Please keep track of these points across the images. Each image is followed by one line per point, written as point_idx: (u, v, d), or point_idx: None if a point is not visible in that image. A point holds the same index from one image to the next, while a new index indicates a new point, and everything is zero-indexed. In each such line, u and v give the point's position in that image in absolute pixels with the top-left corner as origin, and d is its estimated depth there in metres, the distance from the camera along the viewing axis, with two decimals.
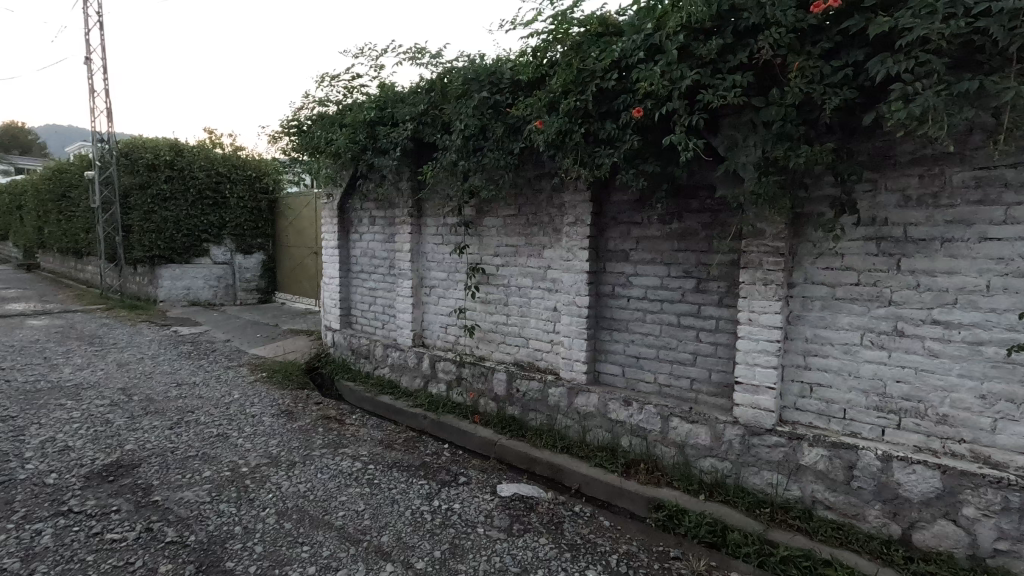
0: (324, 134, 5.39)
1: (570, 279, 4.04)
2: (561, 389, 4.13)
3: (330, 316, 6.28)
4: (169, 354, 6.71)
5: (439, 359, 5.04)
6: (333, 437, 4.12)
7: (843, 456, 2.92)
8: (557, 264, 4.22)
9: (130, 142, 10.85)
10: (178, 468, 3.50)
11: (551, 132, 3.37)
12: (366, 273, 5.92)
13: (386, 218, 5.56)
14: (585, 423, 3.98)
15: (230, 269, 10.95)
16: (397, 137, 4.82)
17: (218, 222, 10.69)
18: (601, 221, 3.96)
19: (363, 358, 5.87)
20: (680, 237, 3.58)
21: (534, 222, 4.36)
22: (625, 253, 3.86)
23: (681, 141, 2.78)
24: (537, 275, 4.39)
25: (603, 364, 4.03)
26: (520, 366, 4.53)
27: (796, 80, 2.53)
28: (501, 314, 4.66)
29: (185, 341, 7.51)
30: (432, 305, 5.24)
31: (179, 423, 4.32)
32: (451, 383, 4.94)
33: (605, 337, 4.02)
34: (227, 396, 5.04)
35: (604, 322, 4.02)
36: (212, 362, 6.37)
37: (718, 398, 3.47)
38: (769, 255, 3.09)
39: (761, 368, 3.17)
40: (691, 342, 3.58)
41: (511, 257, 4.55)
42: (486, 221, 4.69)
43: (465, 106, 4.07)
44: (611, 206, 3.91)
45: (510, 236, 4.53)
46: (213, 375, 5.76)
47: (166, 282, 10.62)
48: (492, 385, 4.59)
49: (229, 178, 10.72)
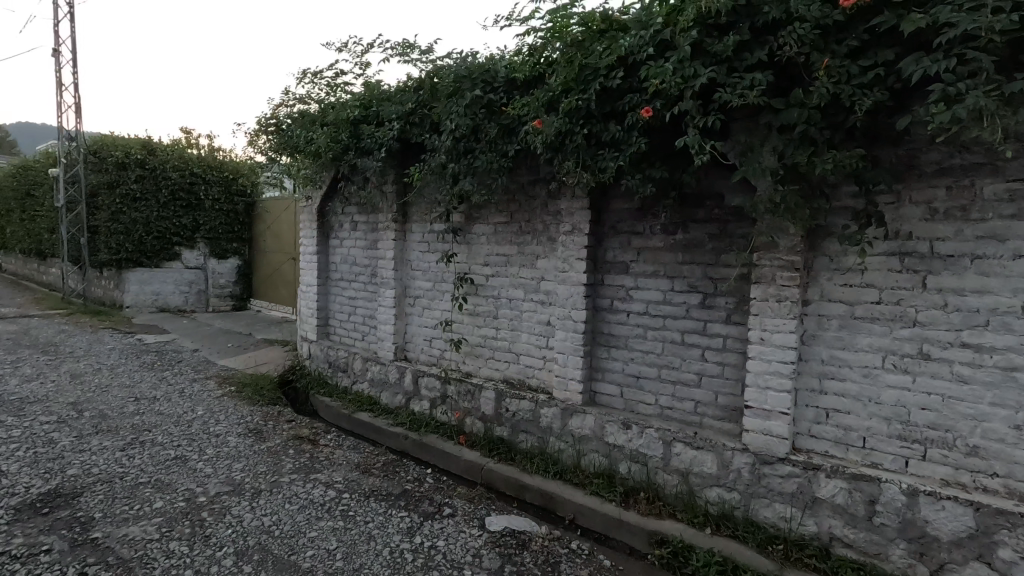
0: (304, 133, 5.08)
1: (566, 292, 3.78)
2: (554, 410, 3.85)
3: (307, 326, 5.92)
4: (130, 364, 6.25)
5: (423, 374, 4.72)
6: (305, 460, 3.76)
7: (864, 489, 2.69)
8: (552, 276, 3.96)
9: (100, 140, 10.34)
10: (126, 498, 3.11)
11: (550, 133, 3.12)
12: (346, 281, 5.59)
13: (369, 223, 5.25)
14: (580, 447, 3.71)
15: (203, 274, 10.46)
16: (383, 137, 4.53)
17: (191, 224, 10.20)
18: (599, 231, 3.71)
19: (341, 371, 5.51)
20: (685, 248, 3.35)
21: (527, 230, 4.10)
22: (625, 264, 3.62)
23: (694, 144, 2.55)
24: (529, 287, 4.12)
25: (600, 383, 3.76)
26: (510, 383, 4.24)
27: (822, 80, 2.32)
28: (490, 328, 4.38)
29: (150, 350, 7.04)
30: (416, 316, 4.92)
31: (133, 444, 3.91)
32: (435, 400, 4.62)
33: (601, 354, 3.76)
34: (190, 413, 4.62)
35: (601, 338, 3.76)
36: (177, 373, 5.93)
37: (725, 423, 3.23)
38: (783, 270, 2.87)
39: (774, 392, 2.93)
40: (695, 362, 3.33)
41: (502, 267, 4.28)
42: (476, 229, 4.42)
43: (456, 105, 3.80)
44: (611, 214, 3.67)
45: (502, 244, 4.26)
46: (176, 388, 5.33)
47: (134, 286, 10.08)
48: (480, 404, 4.29)
49: (204, 179, 10.27)
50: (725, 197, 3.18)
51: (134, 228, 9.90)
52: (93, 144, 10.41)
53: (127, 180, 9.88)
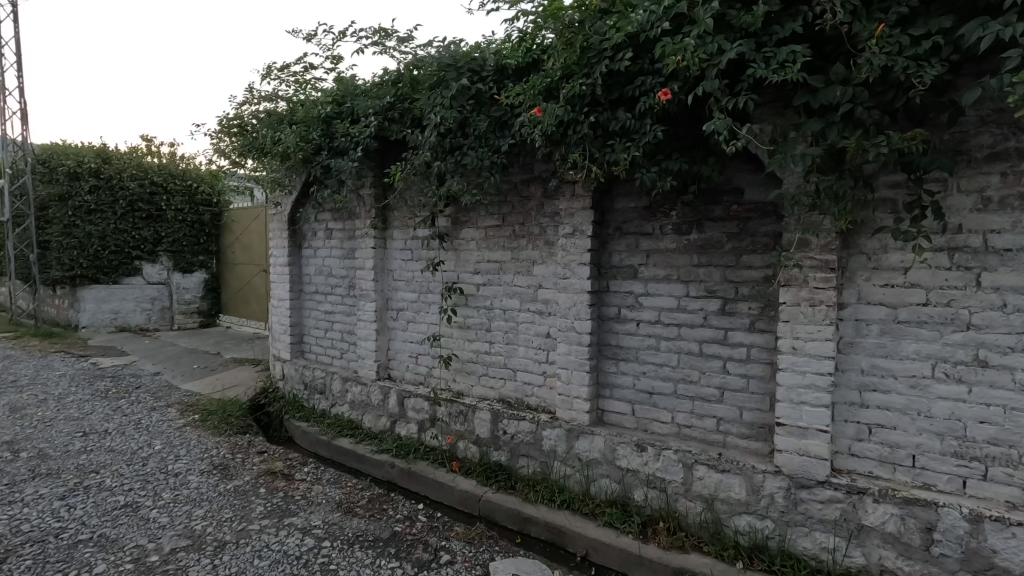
0: (271, 134, 4.62)
1: (568, 301, 3.42)
2: (558, 431, 3.49)
3: (279, 344, 5.43)
4: (81, 392, 5.64)
5: (409, 395, 4.30)
6: (278, 501, 3.30)
7: (919, 515, 2.39)
8: (550, 283, 3.61)
9: (49, 149, 9.61)
10: (61, 563, 2.61)
11: (550, 124, 2.77)
12: (321, 294, 5.13)
13: (345, 230, 4.82)
14: (588, 473, 3.36)
15: (166, 290, 9.81)
16: (359, 135, 4.11)
17: (152, 237, 9.55)
18: (602, 233, 3.38)
19: (318, 393, 5.05)
20: (700, 249, 3.03)
21: (521, 234, 3.74)
22: (633, 269, 3.28)
23: (723, 128, 2.24)
24: (525, 296, 3.76)
25: (608, 401, 3.41)
26: (506, 403, 3.86)
27: (869, 52, 2.02)
28: (483, 342, 3.99)
29: (105, 375, 6.42)
30: (400, 331, 4.50)
31: (75, 490, 3.38)
32: (424, 423, 4.21)
33: (608, 369, 3.41)
34: (145, 449, 4.09)
35: (608, 350, 3.41)
36: (134, 401, 5.36)
37: (752, 442, 2.90)
38: (816, 270, 2.57)
39: (809, 407, 2.61)
40: (716, 375, 3.01)
41: (494, 274, 3.91)
42: (465, 234, 4.04)
43: (441, 96, 3.42)
44: (615, 214, 3.34)
45: (493, 251, 3.89)
46: (132, 419, 4.78)
47: (90, 305, 9.36)
48: (474, 426, 3.90)
49: (166, 188, 9.63)
50: (744, 191, 2.88)
51: (88, 242, 9.18)
52: (42, 153, 9.66)
53: (80, 191, 9.17)
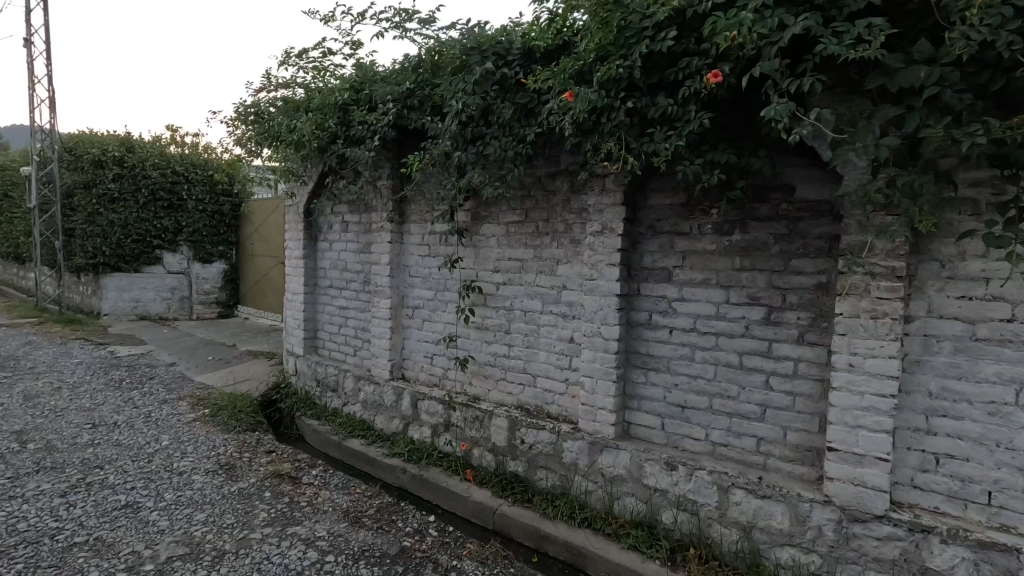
0: (287, 121, 4.45)
1: (594, 304, 3.18)
2: (580, 443, 3.26)
3: (292, 338, 5.30)
4: (96, 382, 5.59)
5: (423, 397, 4.11)
6: (283, 508, 3.13)
7: (997, 562, 2.10)
8: (575, 284, 3.37)
9: (75, 137, 9.69)
10: (53, 568, 2.47)
11: (582, 110, 2.52)
12: (336, 289, 4.97)
13: (361, 223, 4.65)
14: (612, 489, 3.12)
15: (186, 280, 9.84)
16: (377, 123, 3.91)
17: (173, 226, 9.56)
18: (633, 232, 3.12)
19: (330, 391, 4.90)
20: (743, 252, 2.76)
21: (545, 230, 3.51)
22: (667, 271, 3.02)
23: (784, 114, 1.96)
24: (547, 297, 3.52)
25: (635, 413, 3.15)
26: (525, 410, 3.64)
27: (963, 26, 1.72)
28: (501, 344, 3.78)
29: (121, 365, 6.39)
30: (415, 330, 4.31)
31: (77, 487, 3.26)
32: (438, 427, 4.01)
33: (636, 378, 3.15)
34: (152, 444, 3.98)
35: (636, 359, 3.15)
36: (146, 393, 5.28)
37: (796, 466, 2.62)
38: (880, 278, 2.27)
39: (867, 432, 2.33)
40: (757, 391, 2.73)
41: (515, 273, 3.68)
42: (485, 229, 3.82)
43: (463, 82, 3.19)
44: (648, 211, 3.08)
45: (515, 248, 3.66)
46: (142, 411, 4.69)
47: (112, 293, 9.42)
48: (490, 433, 3.69)
49: (188, 178, 9.63)
50: (795, 188, 2.59)
51: (111, 230, 9.23)
52: (68, 141, 9.74)
53: (104, 179, 9.21)
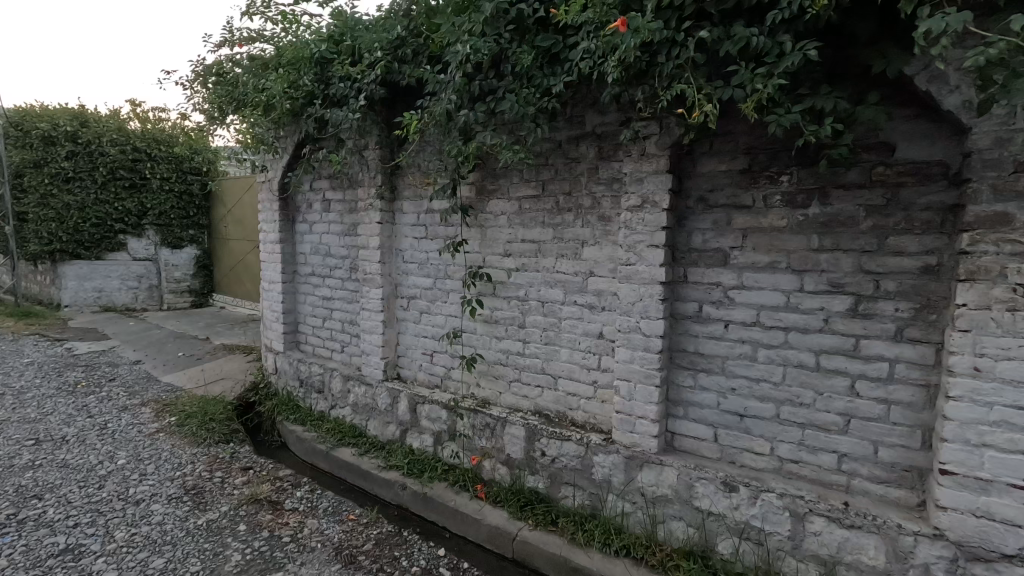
0: (254, 80, 3.77)
1: (631, 294, 2.65)
2: (613, 458, 2.78)
3: (271, 333, 4.70)
4: (46, 386, 4.94)
5: (423, 401, 3.58)
6: (261, 547, 2.62)
7: None
8: (605, 270, 2.84)
9: (22, 111, 8.73)
10: None
11: (632, 46, 1.95)
12: (317, 276, 4.38)
13: (346, 201, 4.04)
14: (655, 512, 2.66)
15: (154, 267, 9.09)
16: (361, 80, 3.27)
17: (137, 209, 8.75)
18: (678, 206, 2.59)
19: (315, 392, 4.34)
20: (824, 227, 2.24)
21: (566, 206, 2.97)
22: (722, 253, 2.50)
23: (959, 19, 1.45)
24: (570, 285, 2.98)
25: (681, 422, 2.66)
26: (544, 417, 3.14)
27: None
28: (515, 341, 3.25)
29: (79, 364, 5.72)
30: (412, 324, 3.76)
31: (6, 527, 2.68)
32: (441, 435, 3.51)
33: (682, 381, 2.65)
34: (104, 464, 3.39)
35: (682, 358, 2.65)
36: (104, 397, 4.66)
37: (890, 490, 2.16)
38: (1021, 260, 1.77)
39: (995, 454, 1.85)
40: (839, 398, 2.25)
41: (530, 257, 3.14)
42: (494, 206, 3.26)
43: (469, 22, 2.58)
44: (697, 181, 2.55)
45: (530, 228, 3.12)
46: (97, 421, 4.08)
47: (71, 283, 8.62)
48: (504, 444, 3.19)
49: (151, 156, 8.78)
50: (896, 148, 2.07)
51: (67, 214, 8.39)
52: (13, 114, 8.76)
53: (56, 157, 8.32)
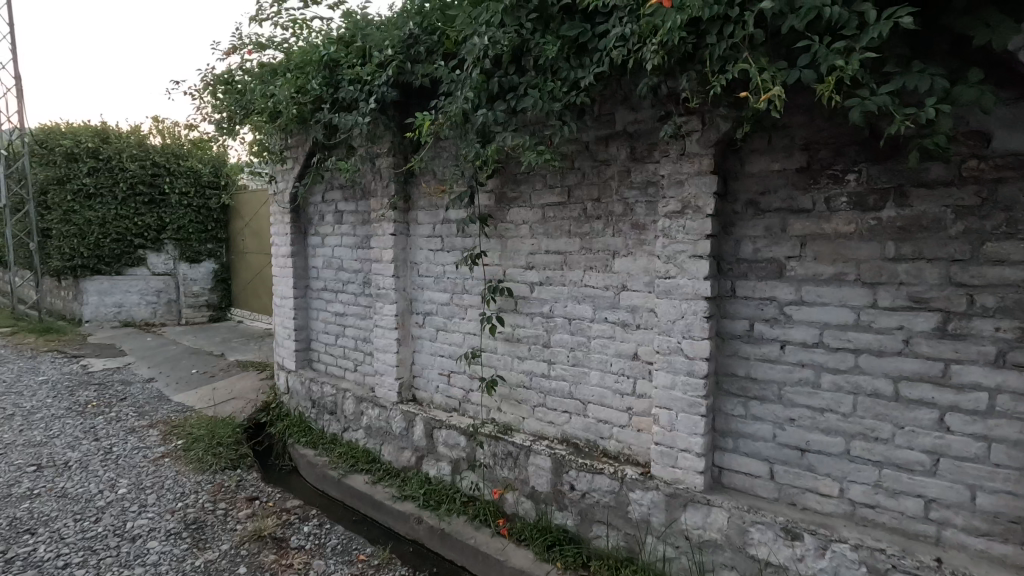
0: (262, 86, 3.60)
1: (672, 311, 2.36)
2: (652, 495, 2.47)
3: (282, 350, 4.50)
4: (57, 405, 4.82)
5: (440, 426, 3.32)
6: None
7: None
8: (640, 284, 2.55)
9: (45, 128, 8.83)
10: None
11: (676, 26, 1.69)
12: (329, 291, 4.18)
13: (358, 212, 3.84)
14: (702, 559, 2.33)
15: (172, 281, 9.07)
16: (372, 82, 3.06)
17: (156, 223, 8.75)
18: (724, 211, 2.30)
19: (327, 414, 4.12)
20: (902, 232, 1.92)
21: (595, 213, 2.70)
22: (777, 264, 2.19)
23: None
24: (600, 301, 2.71)
25: (730, 456, 2.34)
26: (572, 445, 2.85)
27: None
28: (539, 361, 2.97)
29: (92, 382, 5.62)
30: (428, 342, 3.51)
31: None
32: (460, 464, 3.24)
33: (731, 409, 2.34)
34: (104, 493, 3.20)
35: (731, 383, 2.33)
36: (113, 418, 4.50)
37: (993, 544, 1.81)
38: None
39: None
40: (926, 434, 1.91)
41: (554, 269, 2.87)
42: (514, 215, 3.01)
43: (487, 12, 2.36)
44: (746, 183, 2.25)
45: (555, 237, 2.85)
46: (103, 444, 3.92)
47: (92, 298, 8.64)
48: (528, 475, 2.91)
49: (170, 170, 8.79)
50: (992, 138, 1.75)
51: (87, 230, 8.42)
52: (37, 132, 8.86)
53: (78, 174, 8.37)
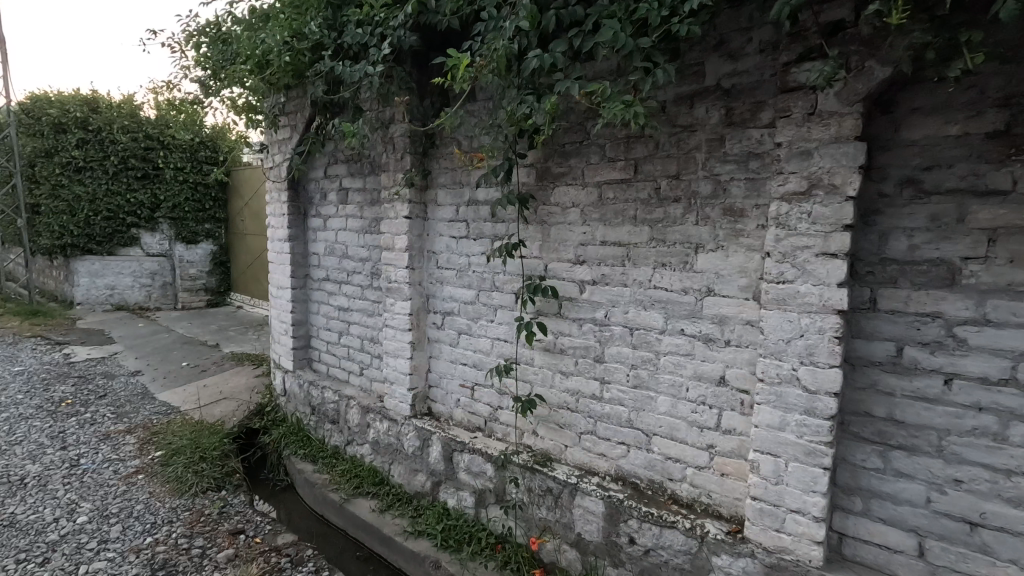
0: (250, 34, 2.97)
1: (785, 328, 1.76)
2: (744, 564, 1.90)
3: (279, 348, 3.94)
4: (27, 403, 4.29)
5: (462, 449, 2.76)
6: None
7: None
8: (734, 289, 1.95)
9: (31, 96, 8.20)
10: None
11: None
12: (332, 281, 3.59)
13: (365, 189, 3.23)
14: None
15: (167, 263, 8.52)
16: (387, 23, 2.43)
17: (150, 201, 8.17)
18: (865, 193, 1.68)
19: (328, 423, 3.57)
20: None
21: (673, 195, 2.08)
22: (946, 267, 1.57)
23: None
24: (676, 308, 2.10)
25: (859, 520, 1.76)
26: (630, 486, 2.28)
27: None
28: (588, 379, 2.39)
29: (72, 375, 5.09)
30: (447, 347, 2.93)
31: None
32: (485, 496, 2.69)
33: (863, 460, 1.74)
34: (60, 523, 2.67)
35: (865, 426, 1.73)
36: (88, 420, 3.98)
37: None
38: None
39: None
40: None
41: (613, 265, 2.27)
42: (561, 195, 2.39)
43: None
44: (902, 154, 1.63)
45: (615, 224, 2.24)
46: (69, 455, 3.38)
47: (83, 280, 8.12)
48: (574, 519, 2.35)
49: (165, 144, 8.19)
50: None
51: (77, 206, 7.86)
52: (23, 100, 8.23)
53: (66, 146, 7.78)
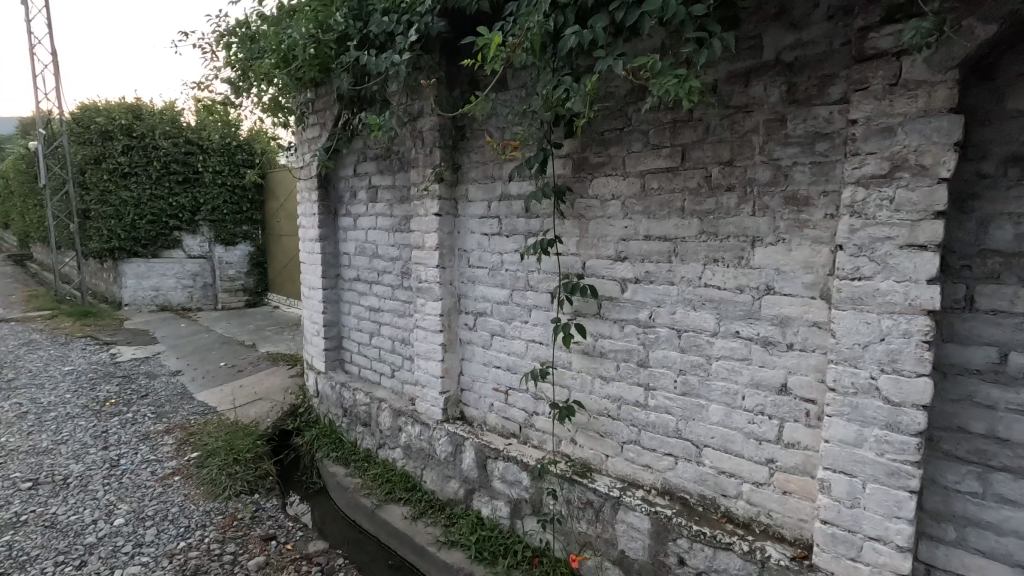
0: (278, 30, 2.91)
1: (862, 331, 1.54)
2: None
3: (312, 348, 3.91)
4: (74, 403, 4.41)
5: (496, 456, 2.63)
6: None
7: None
8: (799, 287, 1.74)
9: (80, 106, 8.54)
10: None
11: None
12: (362, 281, 3.52)
13: (394, 186, 3.14)
14: None
15: (208, 264, 8.74)
16: (415, 10, 2.31)
17: (190, 204, 8.39)
18: (959, 174, 1.45)
19: (359, 425, 3.50)
20: None
21: (726, 183, 1.88)
22: None
23: None
24: (730, 308, 1.91)
25: (951, 551, 1.54)
26: (679, 501, 2.10)
27: None
28: (631, 385, 2.21)
29: (117, 374, 5.22)
30: (480, 349, 2.80)
31: None
32: (521, 506, 2.55)
33: (958, 484, 1.51)
34: (98, 525, 2.69)
35: (959, 444, 1.50)
36: (130, 419, 4.05)
37: None
38: None
39: None
40: None
41: (658, 262, 2.08)
42: (601, 187, 2.22)
43: None
44: (1007, 128, 1.39)
45: (660, 217, 2.06)
46: (110, 455, 3.43)
47: (129, 282, 8.41)
48: (617, 535, 2.19)
49: (204, 148, 8.38)
50: None
51: (123, 210, 8.14)
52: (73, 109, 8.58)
53: (113, 152, 8.06)
